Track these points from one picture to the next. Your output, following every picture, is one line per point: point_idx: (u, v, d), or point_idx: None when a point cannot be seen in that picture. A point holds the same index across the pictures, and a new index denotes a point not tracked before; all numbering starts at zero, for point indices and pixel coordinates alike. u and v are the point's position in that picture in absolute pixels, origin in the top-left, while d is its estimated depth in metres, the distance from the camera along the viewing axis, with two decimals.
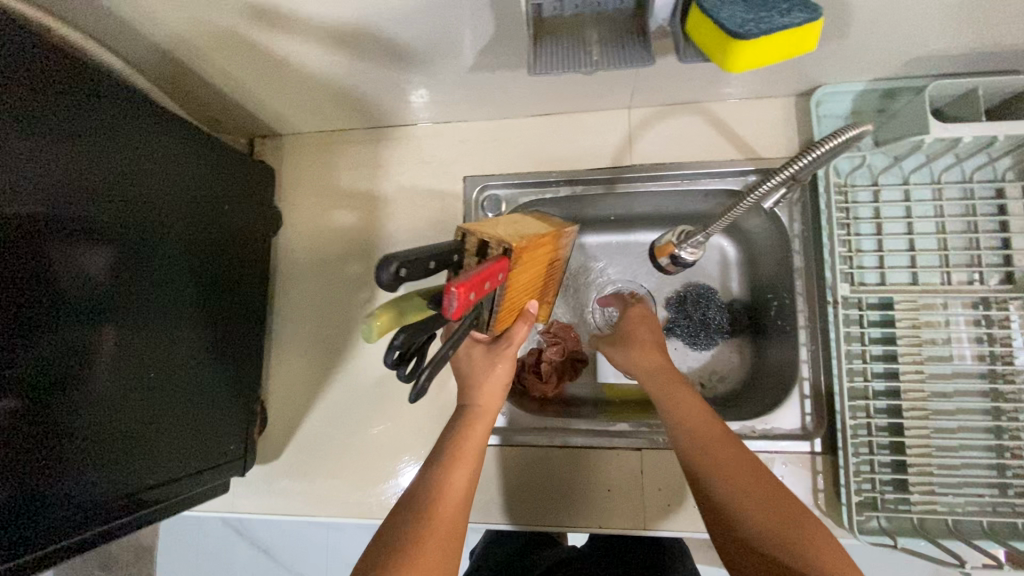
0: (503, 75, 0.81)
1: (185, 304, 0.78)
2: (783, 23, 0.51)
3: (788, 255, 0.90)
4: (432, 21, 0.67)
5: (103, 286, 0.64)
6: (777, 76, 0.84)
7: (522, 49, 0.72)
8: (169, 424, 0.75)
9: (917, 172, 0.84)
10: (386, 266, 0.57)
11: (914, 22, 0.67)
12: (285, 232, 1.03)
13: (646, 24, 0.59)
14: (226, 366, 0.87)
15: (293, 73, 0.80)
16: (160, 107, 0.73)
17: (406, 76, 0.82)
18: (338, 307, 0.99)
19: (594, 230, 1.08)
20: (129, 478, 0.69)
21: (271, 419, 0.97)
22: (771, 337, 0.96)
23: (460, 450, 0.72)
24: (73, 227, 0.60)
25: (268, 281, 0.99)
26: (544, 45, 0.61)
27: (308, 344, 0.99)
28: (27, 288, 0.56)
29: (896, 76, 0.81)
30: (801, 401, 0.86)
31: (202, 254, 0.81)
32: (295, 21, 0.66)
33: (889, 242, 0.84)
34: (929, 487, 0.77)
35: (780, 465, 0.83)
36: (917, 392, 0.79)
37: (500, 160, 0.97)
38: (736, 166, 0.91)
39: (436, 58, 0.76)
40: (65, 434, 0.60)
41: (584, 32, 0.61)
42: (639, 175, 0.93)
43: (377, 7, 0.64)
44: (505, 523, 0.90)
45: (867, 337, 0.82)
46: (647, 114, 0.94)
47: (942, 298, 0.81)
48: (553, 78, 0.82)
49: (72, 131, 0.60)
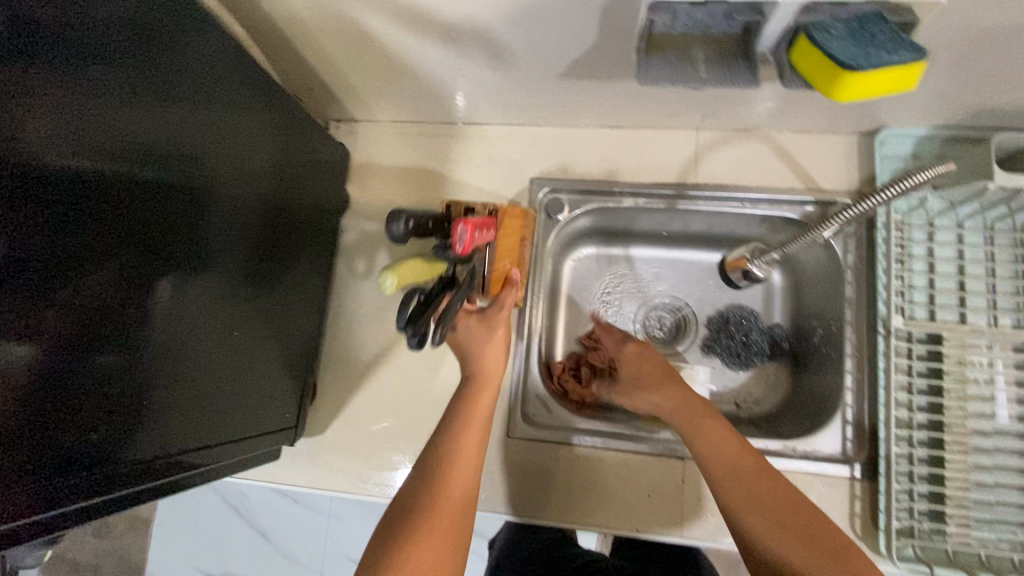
0: (589, 86, 0.85)
1: (257, 271, 0.80)
2: (891, 60, 0.55)
3: (839, 285, 0.94)
4: (542, 27, 0.71)
5: (195, 244, 0.66)
6: (846, 114, 0.88)
7: (618, 62, 0.77)
8: (233, 388, 0.77)
9: (971, 218, 0.88)
10: (395, 221, 0.72)
11: (990, 76, 0.72)
12: (350, 214, 1.06)
13: (753, 49, 0.63)
14: (285, 337, 0.89)
15: (392, 61, 0.84)
16: (259, 77, 0.75)
17: (497, 76, 0.86)
18: (396, 291, 1.02)
19: (646, 244, 1.12)
20: (195, 436, 0.70)
21: (321, 394, 0.99)
22: (813, 364, 0.99)
23: (464, 449, 0.73)
24: (179, 184, 0.62)
25: (331, 258, 1.01)
26: (651, 58, 0.65)
27: (363, 324, 1.01)
28: (136, 237, 0.57)
29: (960, 124, 0.85)
30: (842, 426, 0.89)
31: (276, 224, 0.83)
32: (417, 11, 0.70)
33: (939, 281, 0.88)
34: (966, 521, 0.79)
35: (819, 486, 0.86)
36: (959, 428, 0.82)
37: (568, 166, 1.01)
38: (796, 195, 0.95)
39: (533, 62, 0.80)
40: (151, 384, 0.61)
41: (691, 51, 0.65)
42: (702, 194, 0.97)
43: (497, 7, 0.68)
44: (543, 518, 0.91)
45: (913, 370, 0.85)
46: (714, 138, 0.98)
47: (988, 339, 0.84)
48: (635, 93, 0.87)
49: (189, 91, 0.62)
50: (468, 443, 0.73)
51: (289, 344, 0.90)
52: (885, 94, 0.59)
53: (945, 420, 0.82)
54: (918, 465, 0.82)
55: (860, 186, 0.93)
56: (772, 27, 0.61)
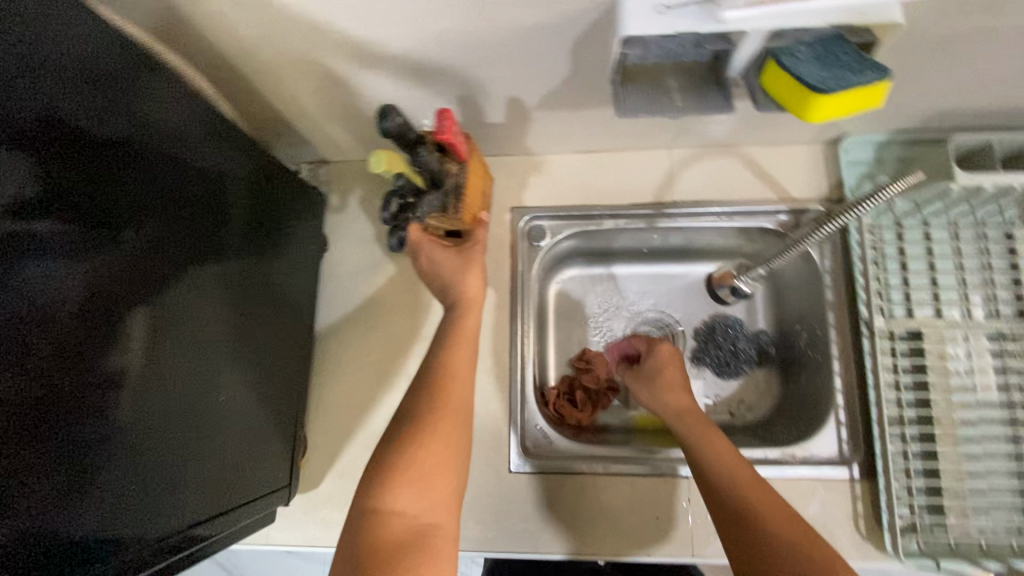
0: (563, 115, 0.86)
1: (234, 326, 0.76)
2: (858, 82, 0.56)
3: (819, 290, 0.96)
4: (515, 64, 0.72)
5: (163, 309, 0.63)
6: (809, 126, 0.91)
7: (590, 92, 0.78)
8: (222, 453, 0.73)
9: (936, 216, 0.92)
10: (392, 113, 0.68)
11: (941, 84, 0.76)
12: (330, 257, 1.03)
13: (724, 75, 0.66)
14: (270, 390, 0.85)
15: (363, 103, 0.83)
16: (218, 125, 0.72)
17: (471, 111, 0.86)
18: (382, 331, 0.99)
19: (628, 262, 1.13)
20: (187, 513, 0.66)
21: (312, 446, 0.95)
22: (801, 367, 1.01)
23: (427, 443, 0.66)
24: (134, 249, 0.59)
25: (312, 302, 0.98)
26: (626, 90, 0.67)
27: (351, 369, 0.98)
28: (88, 313, 0.54)
29: (916, 129, 0.89)
30: (836, 428, 0.90)
31: (250, 274, 0.80)
32: (390, 55, 0.70)
33: (913, 278, 0.91)
34: (962, 511, 0.81)
35: (821, 490, 0.87)
36: (947, 420, 0.84)
37: (546, 192, 1.02)
38: (769, 205, 0.97)
39: (506, 96, 0.81)
40: (131, 467, 0.57)
41: (664, 80, 0.67)
42: (680, 211, 0.99)
43: (470, 47, 0.68)
44: (551, 552, 0.89)
45: (898, 368, 0.88)
46: (686, 155, 1.01)
47: (965, 331, 0.87)
48: (608, 119, 0.88)
49: (136, 151, 0.59)
50: (432, 435, 0.67)
51: (279, 397, 0.87)
52: (854, 112, 0.61)
53: (934, 413, 0.85)
54: (912, 460, 0.84)
55: (829, 192, 0.97)
56: (742, 54, 0.63)
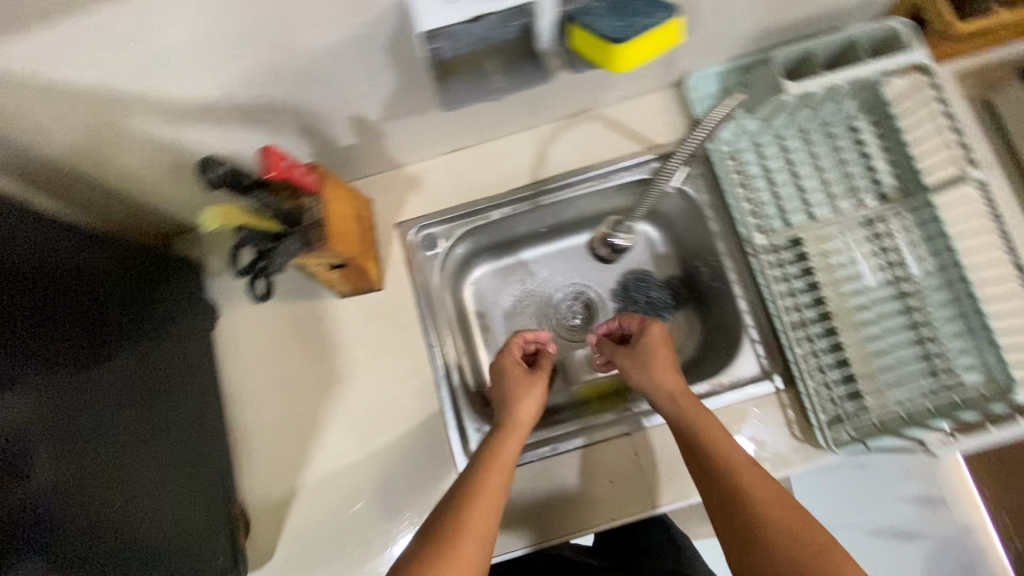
0: (412, 120, 0.85)
1: (125, 412, 0.73)
2: (647, 24, 0.61)
3: (706, 224, 1.00)
4: (333, 80, 0.70)
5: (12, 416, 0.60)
6: (651, 72, 0.95)
7: (426, 91, 0.77)
8: (145, 545, 0.69)
9: (786, 126, 0.97)
10: (211, 167, 0.72)
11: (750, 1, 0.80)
12: (225, 324, 0.99)
13: (537, 44, 0.67)
14: (194, 463, 0.82)
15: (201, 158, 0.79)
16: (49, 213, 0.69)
17: (316, 139, 0.83)
18: (299, 384, 0.96)
19: (529, 246, 1.14)
20: None
21: (255, 519, 0.92)
22: (711, 300, 1.05)
23: (468, 519, 0.69)
24: None
25: (214, 377, 0.94)
26: (452, 80, 0.67)
27: (277, 431, 0.95)
28: None
29: (746, 50, 0.94)
30: (753, 348, 0.94)
31: (132, 355, 0.76)
32: (194, 97, 0.67)
33: (782, 190, 0.96)
34: (879, 391, 0.86)
35: (754, 411, 0.90)
36: (843, 312, 0.90)
37: (425, 200, 1.01)
38: (638, 157, 1.00)
39: (344, 115, 0.79)
40: None
41: (482, 63, 0.67)
42: (559, 182, 1.01)
43: (283, 72, 0.66)
44: (523, 545, 0.89)
45: (790, 275, 0.93)
46: (549, 129, 1.02)
47: (837, 226, 0.93)
48: (461, 113, 0.88)
49: None
50: (472, 510, 0.70)
51: (201, 482, 0.82)
52: (659, 52, 0.65)
53: (829, 307, 0.90)
54: (823, 357, 0.89)
55: (688, 129, 1.00)
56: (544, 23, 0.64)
